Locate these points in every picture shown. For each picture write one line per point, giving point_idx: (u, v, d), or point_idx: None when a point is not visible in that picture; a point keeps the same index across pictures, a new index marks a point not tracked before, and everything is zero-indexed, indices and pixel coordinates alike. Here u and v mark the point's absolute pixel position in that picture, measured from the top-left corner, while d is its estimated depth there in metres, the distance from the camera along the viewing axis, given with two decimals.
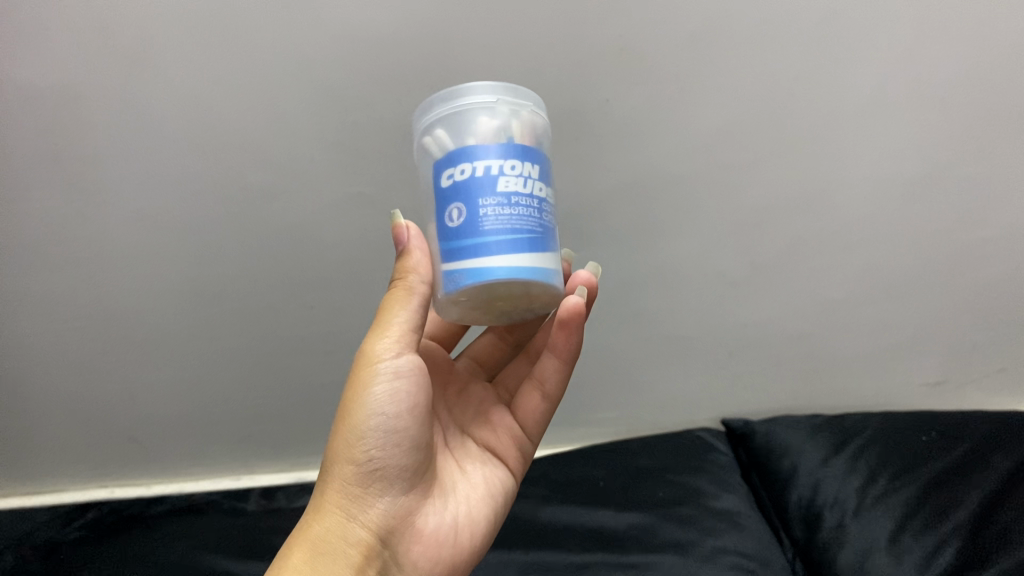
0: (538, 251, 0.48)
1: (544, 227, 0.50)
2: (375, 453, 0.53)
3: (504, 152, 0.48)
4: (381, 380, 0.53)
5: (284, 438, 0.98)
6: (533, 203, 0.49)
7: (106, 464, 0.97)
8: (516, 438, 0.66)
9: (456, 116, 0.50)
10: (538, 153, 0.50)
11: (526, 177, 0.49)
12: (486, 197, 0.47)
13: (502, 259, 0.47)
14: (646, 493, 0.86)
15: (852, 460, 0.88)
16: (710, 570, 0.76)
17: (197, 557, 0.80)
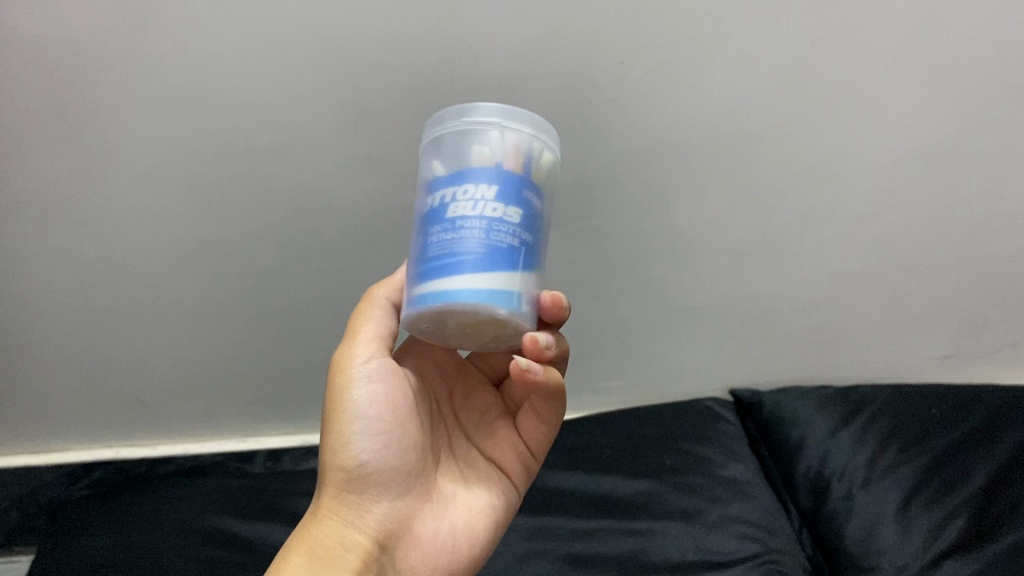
0: (473, 274, 0.44)
1: (500, 246, 0.44)
2: (364, 455, 0.53)
3: (464, 176, 0.46)
4: (358, 385, 0.54)
5: (291, 402, 0.97)
6: (483, 223, 0.44)
7: (112, 425, 0.95)
8: (520, 455, 0.63)
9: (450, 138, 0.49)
10: (512, 170, 0.46)
11: (477, 199, 0.45)
12: (435, 225, 0.46)
13: (437, 282, 0.45)
14: (654, 459, 0.85)
15: (861, 432, 0.88)
16: (718, 540, 0.76)
17: (205, 517, 0.80)
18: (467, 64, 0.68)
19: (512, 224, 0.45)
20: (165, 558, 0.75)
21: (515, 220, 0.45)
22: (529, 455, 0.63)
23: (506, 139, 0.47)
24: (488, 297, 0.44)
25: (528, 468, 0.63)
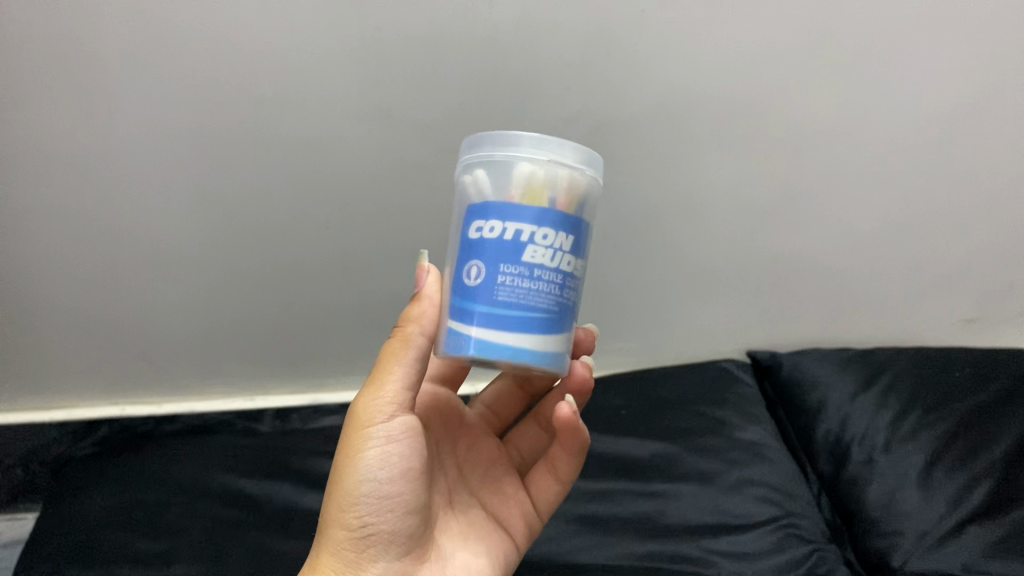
0: (540, 335, 0.46)
1: (562, 304, 0.47)
2: (370, 517, 0.51)
3: (540, 217, 0.45)
4: (374, 444, 0.51)
5: (298, 361, 0.95)
6: (555, 278, 0.46)
7: (115, 381, 0.93)
8: (524, 514, 0.62)
9: (503, 164, 0.47)
10: (580, 222, 0.47)
11: (556, 249, 0.46)
12: (507, 264, 0.45)
13: (504, 332, 0.45)
14: (670, 421, 0.83)
15: (882, 395, 0.85)
16: (736, 503, 0.74)
17: (213, 476, 0.78)
18: (483, 8, 0.65)
19: (574, 281, 0.48)
20: (172, 516, 0.74)
21: (576, 276, 0.48)
22: (535, 514, 0.63)
23: (574, 181, 0.47)
24: (545, 356, 0.46)
25: (530, 529, 0.62)
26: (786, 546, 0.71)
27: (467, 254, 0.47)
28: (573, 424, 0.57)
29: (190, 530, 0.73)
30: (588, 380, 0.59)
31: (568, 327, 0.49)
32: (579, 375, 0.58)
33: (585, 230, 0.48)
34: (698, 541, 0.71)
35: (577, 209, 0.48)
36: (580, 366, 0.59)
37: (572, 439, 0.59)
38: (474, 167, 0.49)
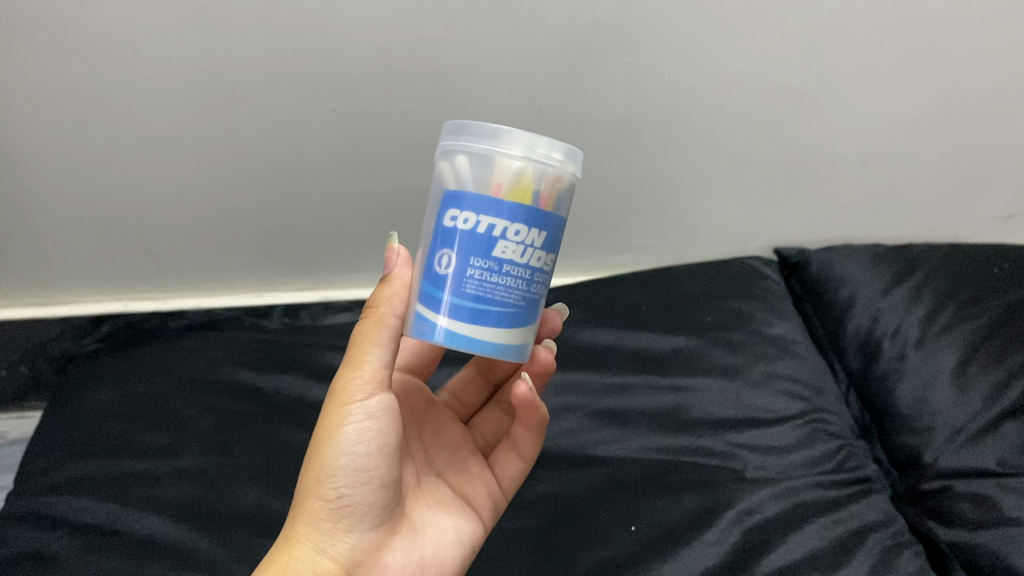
0: (506, 328, 0.44)
1: (530, 299, 0.45)
2: (346, 490, 0.48)
3: (515, 213, 0.43)
4: (352, 420, 0.47)
5: (308, 256, 0.90)
6: (525, 274, 0.44)
7: (117, 276, 0.89)
8: (491, 491, 0.59)
9: (480, 155, 0.44)
10: (555, 218, 0.44)
11: (528, 246, 0.44)
12: (478, 258, 0.43)
13: (471, 325, 0.44)
14: (693, 316, 0.80)
15: (916, 289, 0.81)
16: (763, 398, 0.71)
17: (220, 370, 0.76)
18: None
19: (546, 275, 0.46)
20: (182, 412, 0.71)
21: (548, 270, 0.46)
22: (500, 492, 0.60)
23: (554, 176, 0.44)
24: (510, 348, 0.45)
25: (497, 505, 0.59)
26: (813, 441, 0.68)
27: (438, 241, 0.44)
28: (531, 402, 0.54)
29: (201, 427, 0.70)
30: (552, 363, 0.56)
31: (537, 317, 0.47)
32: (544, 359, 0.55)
33: (561, 227, 0.45)
34: (724, 434, 0.69)
35: (553, 204, 0.44)
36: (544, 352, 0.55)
37: (530, 419, 0.56)
38: (451, 152, 0.45)
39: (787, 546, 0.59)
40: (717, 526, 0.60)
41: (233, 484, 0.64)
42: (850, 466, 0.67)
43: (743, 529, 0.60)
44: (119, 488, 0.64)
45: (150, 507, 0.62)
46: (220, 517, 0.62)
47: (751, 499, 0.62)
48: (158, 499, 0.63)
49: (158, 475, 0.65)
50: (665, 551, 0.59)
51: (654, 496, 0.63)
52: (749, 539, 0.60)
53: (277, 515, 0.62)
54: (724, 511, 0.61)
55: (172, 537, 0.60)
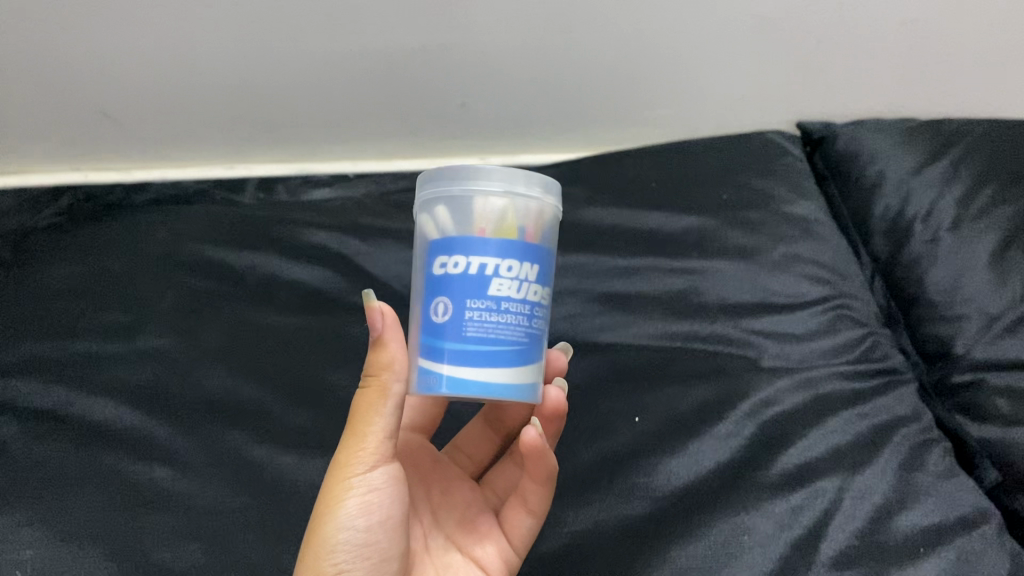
0: (516, 369, 0.42)
1: (533, 334, 0.43)
2: (344, 568, 0.41)
3: (503, 248, 0.42)
4: (353, 492, 0.41)
5: (281, 127, 0.80)
6: (524, 309, 0.42)
7: (73, 144, 0.81)
8: (504, 558, 0.48)
9: (462, 198, 0.43)
10: (543, 250, 0.43)
11: (523, 280, 0.42)
12: (474, 300, 0.41)
13: (481, 369, 0.41)
14: (709, 195, 0.71)
15: (954, 165, 0.73)
16: (783, 282, 0.65)
17: (181, 246, 0.67)
18: None
19: (544, 312, 0.44)
20: (139, 286, 0.64)
21: (546, 306, 0.44)
22: (512, 552, 0.48)
23: (537, 210, 0.44)
24: (522, 390, 0.42)
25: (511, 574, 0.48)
26: (836, 329, 0.62)
27: (429, 293, 0.43)
28: (540, 449, 0.45)
29: (161, 302, 0.63)
30: (563, 403, 0.48)
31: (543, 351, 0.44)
32: (553, 398, 0.47)
33: (551, 261, 0.44)
34: (738, 321, 0.62)
35: (539, 238, 0.43)
36: (553, 392, 0.47)
37: (539, 465, 0.46)
38: (429, 203, 0.44)
39: (807, 442, 0.53)
40: (731, 419, 0.55)
41: (195, 366, 0.59)
42: (875, 356, 0.61)
43: (759, 423, 0.55)
44: (69, 368, 0.58)
45: (96, 392, 0.56)
46: (181, 404, 0.56)
47: (768, 389, 0.57)
48: (111, 381, 0.57)
49: (109, 357, 0.59)
50: (671, 446, 0.53)
51: (660, 385, 0.58)
52: (765, 433, 0.54)
53: (244, 403, 0.57)
54: (739, 403, 0.56)
55: (126, 424, 0.55)
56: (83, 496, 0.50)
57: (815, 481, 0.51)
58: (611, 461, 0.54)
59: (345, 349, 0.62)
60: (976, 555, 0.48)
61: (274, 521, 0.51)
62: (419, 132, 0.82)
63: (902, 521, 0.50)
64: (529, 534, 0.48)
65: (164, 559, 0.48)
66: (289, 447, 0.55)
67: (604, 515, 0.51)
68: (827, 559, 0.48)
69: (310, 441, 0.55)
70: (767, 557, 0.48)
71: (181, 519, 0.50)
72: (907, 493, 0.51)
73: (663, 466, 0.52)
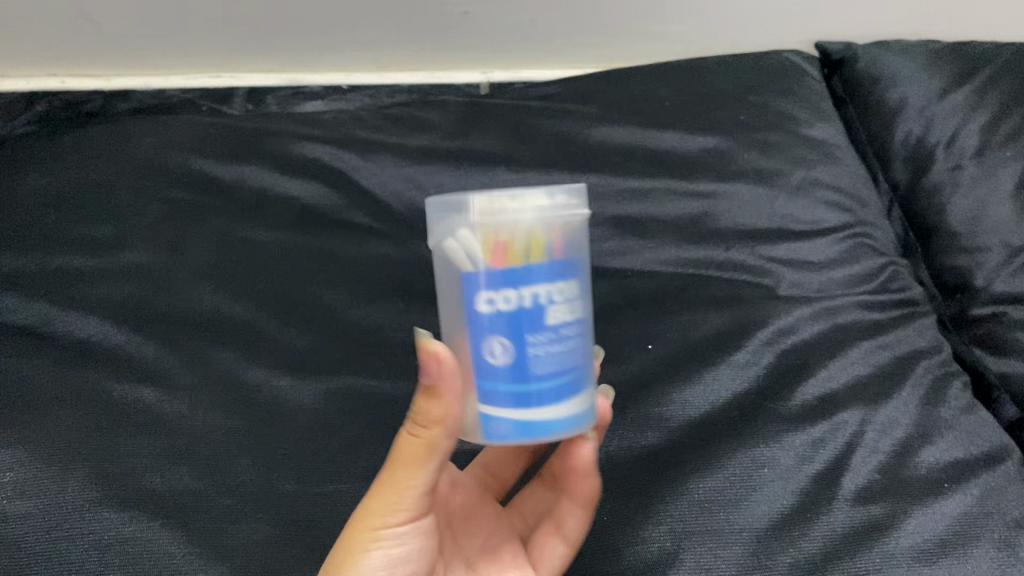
0: (578, 395, 0.37)
1: (587, 352, 0.38)
2: None
3: (558, 270, 0.36)
4: (377, 546, 0.38)
5: (269, 32, 0.75)
6: (579, 329, 0.37)
7: (47, 50, 0.76)
8: None
9: (491, 233, 0.35)
10: (585, 260, 0.38)
11: (576, 300, 0.37)
12: (533, 334, 0.35)
13: (550, 409, 0.36)
14: (725, 115, 0.68)
15: (979, 91, 0.69)
16: (802, 207, 0.62)
17: (165, 155, 0.62)
18: None
19: (588, 321, 0.39)
20: (119, 195, 0.60)
21: (588, 315, 0.39)
22: None
23: (579, 217, 0.38)
24: (585, 415, 0.38)
25: None
26: (857, 257, 0.59)
27: (476, 333, 0.36)
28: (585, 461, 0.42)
29: (145, 215, 0.59)
30: (610, 413, 0.45)
31: (593, 365, 0.40)
32: (597, 409, 0.44)
33: (589, 264, 0.39)
34: (755, 247, 0.60)
35: (580, 246, 0.38)
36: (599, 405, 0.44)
37: (583, 484, 0.44)
38: (456, 242, 0.35)
39: (829, 372, 0.51)
40: (749, 347, 0.52)
41: (183, 283, 0.55)
42: (894, 287, 0.59)
43: (777, 352, 0.53)
44: (48, 283, 0.54)
45: (79, 308, 0.53)
46: (169, 323, 0.53)
47: (788, 317, 0.54)
48: (94, 298, 0.54)
49: (92, 272, 0.55)
50: (686, 375, 0.51)
51: (674, 311, 0.55)
52: (785, 362, 0.52)
53: (237, 322, 0.54)
54: (757, 331, 0.53)
55: (111, 343, 0.52)
56: (66, 415, 0.47)
57: (837, 413, 0.49)
58: (624, 390, 0.51)
59: (343, 269, 0.59)
60: (1001, 490, 0.47)
61: (272, 445, 0.48)
62: (418, 41, 0.78)
63: (925, 457, 0.48)
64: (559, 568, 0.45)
65: (154, 484, 0.45)
66: (284, 369, 0.52)
67: (616, 444, 0.49)
68: (849, 492, 0.46)
69: (308, 365, 0.53)
70: (788, 491, 0.46)
71: (171, 443, 0.47)
72: (931, 427, 0.49)
73: (678, 395, 0.50)
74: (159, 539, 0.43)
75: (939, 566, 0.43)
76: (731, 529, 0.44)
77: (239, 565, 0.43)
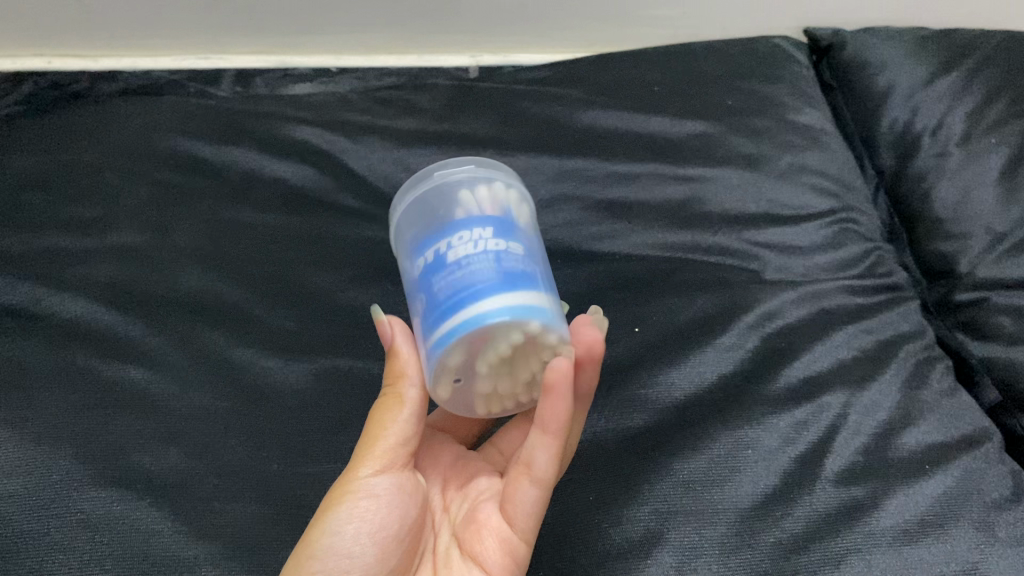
0: (497, 298, 0.37)
1: (512, 272, 0.38)
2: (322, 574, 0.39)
3: (460, 222, 0.40)
4: (351, 498, 0.41)
5: (258, 13, 0.75)
6: (492, 256, 0.38)
7: (33, 29, 0.75)
8: (502, 542, 0.43)
9: (423, 206, 0.44)
10: (503, 216, 0.41)
11: (479, 235, 0.39)
12: (439, 270, 0.39)
13: (462, 314, 0.37)
14: (713, 100, 0.68)
15: (965, 78, 0.69)
16: (788, 192, 0.62)
17: (154, 136, 0.62)
18: None
19: (529, 260, 0.40)
20: (107, 176, 0.59)
21: (530, 258, 0.40)
22: (513, 535, 0.43)
23: (496, 190, 0.44)
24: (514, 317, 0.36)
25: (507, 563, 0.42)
26: (842, 242, 0.60)
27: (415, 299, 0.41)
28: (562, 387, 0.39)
29: (132, 196, 0.59)
30: (600, 346, 0.42)
31: (543, 294, 0.39)
32: (585, 340, 0.41)
33: (522, 224, 0.42)
34: (741, 231, 0.60)
35: (500, 208, 0.42)
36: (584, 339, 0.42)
37: (554, 409, 0.40)
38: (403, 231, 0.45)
39: (812, 355, 0.52)
40: (734, 330, 0.53)
41: (171, 264, 0.55)
42: (879, 272, 0.59)
43: (763, 335, 0.53)
44: (34, 263, 0.54)
45: (68, 288, 0.53)
46: (157, 304, 0.53)
47: (773, 301, 0.55)
48: (81, 279, 0.54)
49: (81, 253, 0.55)
50: (671, 357, 0.52)
51: (661, 295, 0.56)
52: (770, 346, 0.53)
53: (226, 303, 0.54)
54: (743, 315, 0.54)
55: (100, 324, 0.52)
56: (55, 395, 0.47)
57: (821, 396, 0.50)
58: (609, 371, 0.52)
59: (332, 250, 0.59)
60: (980, 472, 0.47)
61: (261, 426, 0.49)
62: (407, 24, 0.77)
63: (907, 439, 0.48)
64: (531, 513, 0.42)
65: (143, 463, 0.46)
66: (271, 350, 0.52)
67: (603, 424, 0.49)
68: (832, 474, 0.47)
69: (297, 345, 0.53)
70: (771, 471, 0.46)
71: (160, 422, 0.47)
72: (913, 410, 0.50)
73: (664, 377, 0.51)
74: (149, 518, 0.44)
75: (918, 545, 0.44)
76: (714, 508, 0.45)
77: (228, 542, 0.44)
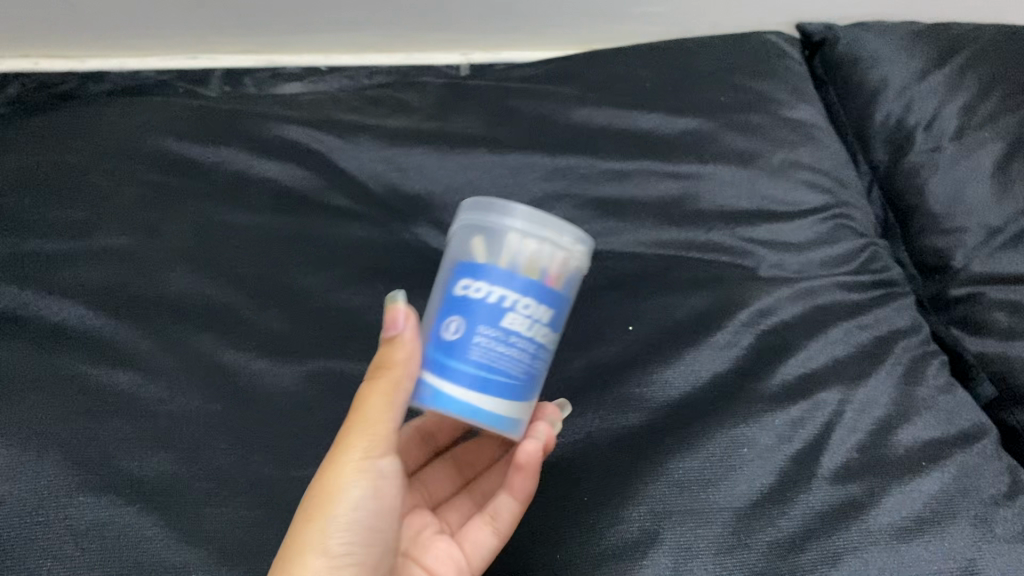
0: (501, 400, 0.41)
1: (531, 373, 0.42)
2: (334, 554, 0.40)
3: (524, 286, 0.41)
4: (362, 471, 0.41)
5: (245, 12, 0.74)
6: (530, 347, 0.41)
7: (17, 30, 0.74)
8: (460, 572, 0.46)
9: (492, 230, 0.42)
10: (557, 293, 0.41)
11: (534, 320, 0.41)
12: (487, 328, 0.40)
13: (464, 392, 0.40)
14: (705, 96, 0.67)
15: (959, 71, 0.69)
16: (782, 188, 0.62)
17: (140, 136, 0.62)
18: None
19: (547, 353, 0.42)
20: (93, 178, 0.59)
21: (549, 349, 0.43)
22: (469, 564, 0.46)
23: (565, 261, 0.42)
24: (501, 421, 0.41)
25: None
26: (837, 238, 0.59)
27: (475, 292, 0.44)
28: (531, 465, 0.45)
29: (119, 197, 0.58)
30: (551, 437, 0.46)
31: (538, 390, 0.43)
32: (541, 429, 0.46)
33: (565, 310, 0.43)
34: (734, 228, 0.59)
35: (559, 280, 0.42)
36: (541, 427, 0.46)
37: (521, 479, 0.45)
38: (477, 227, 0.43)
39: (807, 352, 0.52)
40: (729, 328, 0.52)
41: (160, 266, 0.55)
42: (875, 268, 0.59)
43: (757, 333, 0.53)
44: (19, 267, 0.53)
45: (54, 290, 0.52)
46: (146, 306, 0.53)
47: (767, 298, 0.54)
48: (69, 282, 0.53)
49: (67, 255, 0.54)
50: (664, 355, 0.51)
51: (653, 293, 0.55)
52: (764, 343, 0.52)
53: (215, 306, 0.54)
54: (737, 313, 0.53)
55: (87, 326, 0.51)
56: (41, 400, 0.47)
57: (816, 393, 0.49)
58: (603, 372, 0.52)
59: (323, 251, 0.58)
60: (977, 468, 0.47)
61: (251, 431, 0.48)
62: (396, 22, 0.77)
63: (903, 436, 0.48)
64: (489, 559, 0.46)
65: (133, 469, 0.45)
66: (261, 352, 0.52)
67: (600, 423, 0.49)
68: (828, 471, 0.46)
69: (287, 347, 0.53)
70: (767, 470, 0.46)
71: (150, 427, 0.47)
72: (909, 406, 0.50)
73: (658, 376, 0.50)
74: (137, 523, 0.43)
75: (915, 543, 0.44)
76: (710, 508, 0.45)
77: (219, 547, 0.43)
